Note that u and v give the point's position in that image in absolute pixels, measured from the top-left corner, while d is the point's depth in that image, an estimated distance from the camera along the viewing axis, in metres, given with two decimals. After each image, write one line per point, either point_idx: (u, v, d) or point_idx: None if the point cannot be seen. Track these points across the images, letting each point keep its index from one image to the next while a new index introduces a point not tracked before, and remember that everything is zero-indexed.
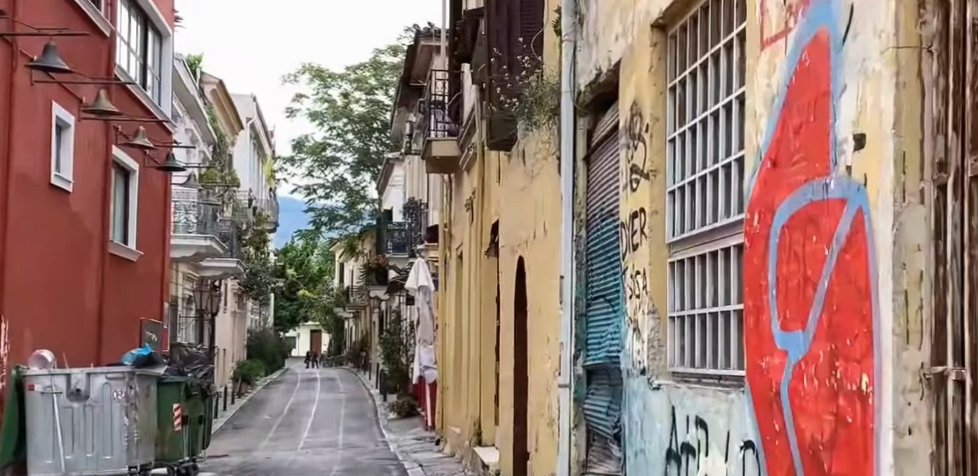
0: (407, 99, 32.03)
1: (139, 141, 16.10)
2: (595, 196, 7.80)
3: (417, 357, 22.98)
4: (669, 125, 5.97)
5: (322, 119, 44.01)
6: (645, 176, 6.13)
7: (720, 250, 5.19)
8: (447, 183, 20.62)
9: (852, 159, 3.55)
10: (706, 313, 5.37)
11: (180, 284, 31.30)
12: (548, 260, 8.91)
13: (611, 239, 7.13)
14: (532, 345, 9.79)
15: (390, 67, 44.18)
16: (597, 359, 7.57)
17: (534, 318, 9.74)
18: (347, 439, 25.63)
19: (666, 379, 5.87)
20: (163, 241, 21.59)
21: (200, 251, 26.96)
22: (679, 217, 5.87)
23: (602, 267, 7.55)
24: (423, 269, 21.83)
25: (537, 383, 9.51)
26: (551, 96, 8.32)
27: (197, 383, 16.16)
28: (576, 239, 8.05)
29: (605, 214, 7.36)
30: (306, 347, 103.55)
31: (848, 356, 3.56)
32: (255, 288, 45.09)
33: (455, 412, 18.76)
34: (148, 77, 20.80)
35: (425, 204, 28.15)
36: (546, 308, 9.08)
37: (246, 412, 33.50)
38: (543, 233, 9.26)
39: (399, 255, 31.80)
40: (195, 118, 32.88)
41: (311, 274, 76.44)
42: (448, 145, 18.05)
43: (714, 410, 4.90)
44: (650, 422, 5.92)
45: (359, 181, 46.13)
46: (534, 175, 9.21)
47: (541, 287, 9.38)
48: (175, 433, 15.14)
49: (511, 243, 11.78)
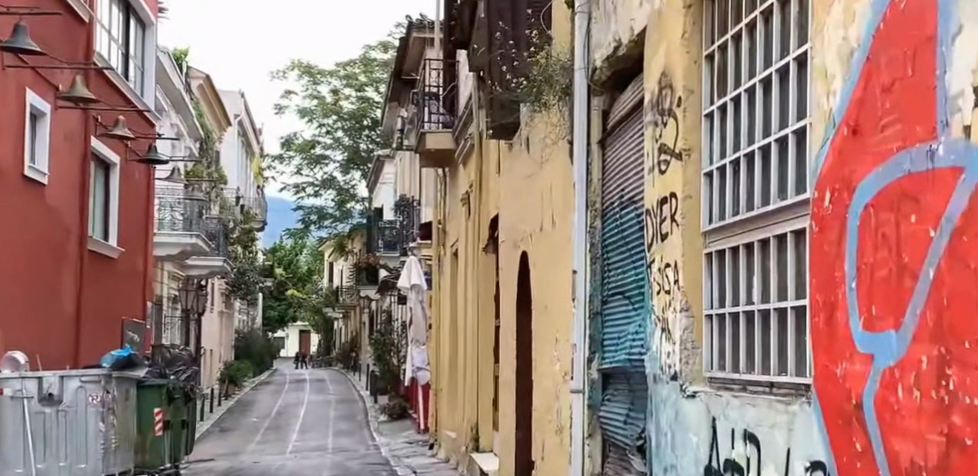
0: (399, 94, 31.39)
1: (118, 132, 15.35)
2: (612, 182, 7.11)
3: (410, 357, 22.23)
4: (705, 98, 5.25)
5: (312, 116, 43.29)
6: (676, 156, 5.42)
7: (772, 238, 4.49)
8: (441, 179, 19.94)
9: (971, 116, 2.85)
10: (753, 311, 4.66)
11: (165, 283, 30.53)
12: (557, 255, 8.23)
13: (633, 230, 6.44)
14: (538, 347, 9.11)
15: (381, 64, 43.66)
16: (616, 361, 6.89)
17: (540, 318, 9.08)
18: (337, 442, 24.89)
19: (702, 386, 5.18)
20: (146, 239, 20.84)
21: (186, 250, 26.17)
22: (717, 202, 5.16)
23: (621, 259, 6.85)
24: (416, 267, 21.11)
25: (544, 387, 8.83)
26: (562, 74, 7.62)
27: (179, 386, 15.41)
28: (590, 231, 7.35)
29: (625, 201, 6.66)
30: (295, 347, 102.80)
31: (964, 362, 2.85)
32: (242, 287, 44.30)
33: (450, 416, 18.06)
34: (131, 67, 20.04)
35: (417, 201, 27.46)
36: (554, 306, 8.38)
37: (233, 414, 32.74)
38: (551, 225, 8.59)
39: (391, 254, 31.12)
40: (181, 112, 32.11)
41: (301, 274, 75.70)
42: (443, 138, 17.37)
43: (768, 424, 4.19)
44: (685, 434, 5.21)
45: (349, 179, 45.41)
46: (541, 163, 8.54)
47: (548, 283, 8.71)
48: (155, 439, 14.42)
49: (512, 238, 11.14)
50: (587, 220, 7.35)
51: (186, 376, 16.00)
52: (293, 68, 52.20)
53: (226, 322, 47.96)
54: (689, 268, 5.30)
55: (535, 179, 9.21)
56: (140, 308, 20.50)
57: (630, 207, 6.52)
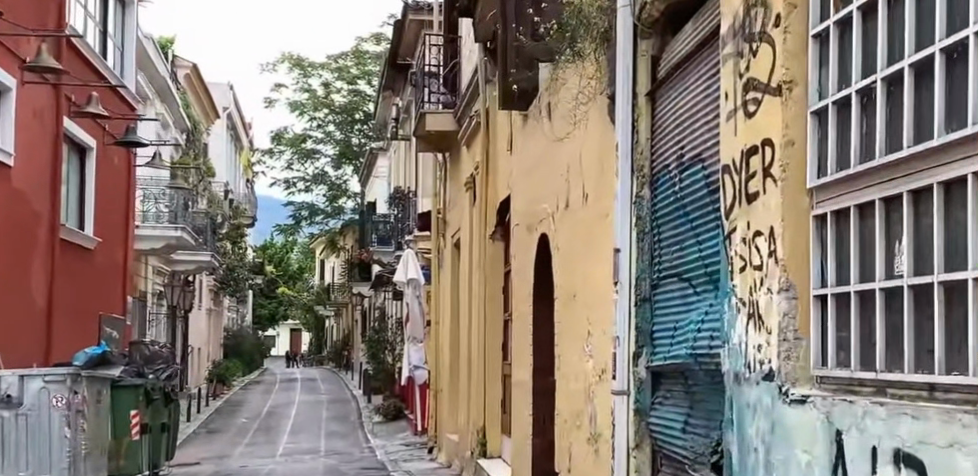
0: (394, 83, 30.17)
1: (92, 109, 14.10)
2: (665, 140, 5.91)
3: (406, 356, 20.56)
4: (812, 16, 4.03)
5: (302, 109, 42.06)
6: (772, 92, 4.20)
7: (930, 187, 3.27)
8: (440, 166, 18.76)
9: None
10: (897, 287, 3.44)
11: (149, 278, 29.28)
12: (593, 232, 7.04)
13: (699, 195, 5.25)
14: (567, 342, 7.95)
15: (373, 57, 42.36)
16: (672, 356, 5.72)
17: (568, 307, 7.92)
18: (329, 445, 23.65)
19: (811, 389, 3.97)
20: (127, 230, 19.61)
21: (171, 243, 24.91)
22: (824, 147, 3.95)
23: (678, 234, 5.67)
24: (413, 261, 19.88)
25: (575, 387, 7.67)
26: (601, 17, 6.44)
27: (158, 386, 14.17)
28: (637, 201, 6.15)
29: (686, 160, 5.45)
30: (285, 347, 101.57)
31: None
32: (231, 284, 43.06)
33: (451, 417, 16.87)
34: (109, 46, 18.77)
35: (413, 194, 26.20)
36: (587, 293, 7.21)
37: (222, 415, 31.53)
38: (581, 197, 7.42)
39: (385, 249, 29.86)
40: (167, 101, 30.80)
41: (292, 272, 74.43)
42: (445, 119, 16.19)
43: (947, 442, 2.97)
44: (789, 451, 3.98)
45: (341, 175, 44.11)
46: (571, 126, 7.36)
47: (579, 263, 7.53)
48: (132, 443, 13.21)
49: (528, 222, 9.94)
50: (634, 188, 6.16)
51: (165, 375, 14.77)
52: (285, 59, 50.99)
53: (214, 320, 46.68)
54: (792, 234, 4.08)
55: (560, 149, 8.04)
56: (120, 303, 19.29)
57: (692, 167, 5.35)
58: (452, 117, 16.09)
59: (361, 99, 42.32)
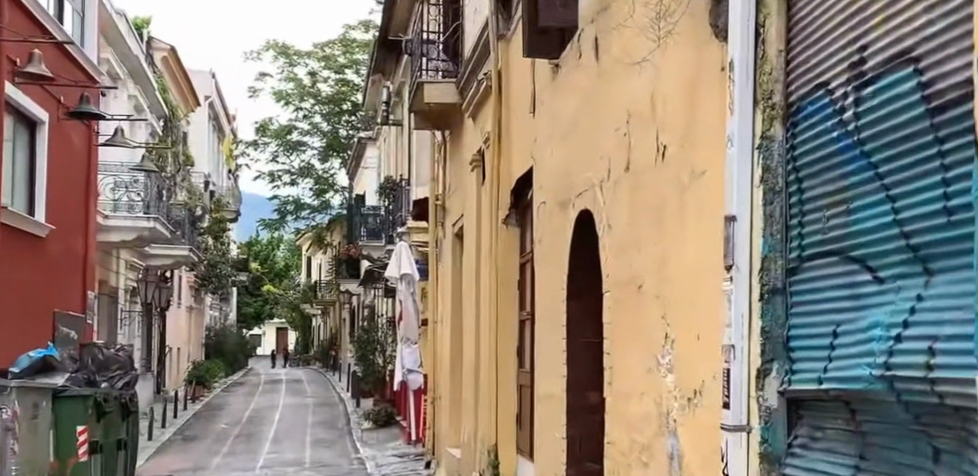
0: (384, 65, 28.13)
1: (35, 69, 12.10)
2: (810, 50, 3.91)
3: (400, 358, 18.66)
4: None
5: (288, 99, 39.99)
6: None
7: None
8: (440, 145, 16.77)
9: None
10: None
11: (121, 274, 27.23)
12: (676, 195, 5.09)
13: (900, 120, 3.27)
14: (628, 346, 6.02)
15: (361, 44, 40.19)
16: (830, 381, 3.72)
17: (629, 297, 6.00)
18: (315, 455, 21.59)
19: None
20: (88, 217, 17.54)
21: (143, 235, 22.82)
22: None
23: (847, 186, 3.66)
24: (406, 253, 17.81)
25: (641, 412, 5.70)
26: None
27: (112, 396, 12.09)
28: (766, 147, 4.14)
29: (870, 72, 3.44)
30: (271, 347, 99.45)
31: None
32: (213, 281, 40.98)
33: (453, 428, 14.92)
34: (66, 11, 16.69)
35: (406, 184, 24.23)
36: (667, 280, 5.24)
37: (201, 420, 29.49)
38: (650, 147, 5.52)
39: (374, 243, 27.95)
40: (140, 83, 28.67)
41: (276, 269, 72.23)
42: (445, 89, 14.19)
43: None
44: None
45: (328, 168, 41.99)
46: (651, 49, 5.42)
47: (649, 238, 5.59)
48: (78, 465, 11.09)
49: (561, 197, 8.04)
50: (758, 125, 4.17)
51: (123, 383, 12.66)
52: (270, 48, 48.93)
53: (195, 318, 44.56)
54: None
55: (620, 89, 6.13)
56: (79, 301, 17.27)
57: (881, 77, 3.36)
58: (455, 86, 14.04)
59: (349, 88, 40.14)
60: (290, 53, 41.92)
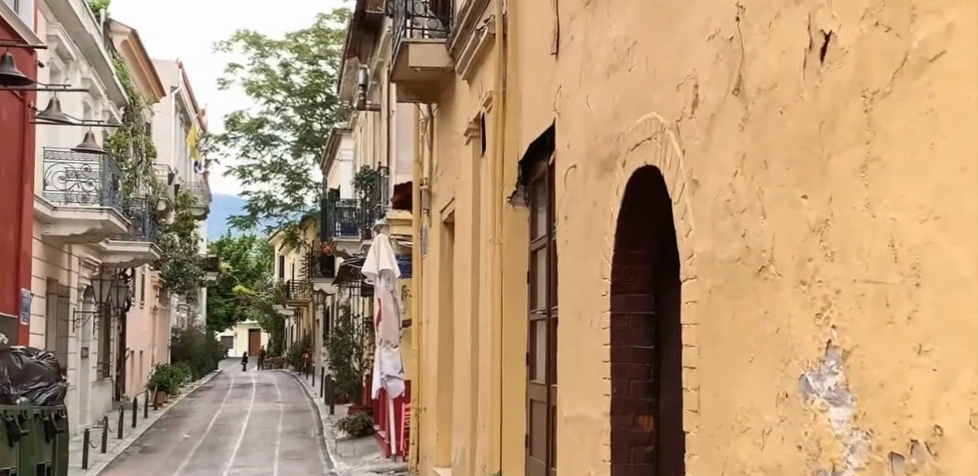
0: (361, 47, 26.03)
1: None
2: None
3: (379, 364, 16.38)
4: None
5: (258, 91, 37.72)
6: None
7: None
8: (426, 123, 14.71)
9: None
10: None
11: (74, 270, 25.07)
12: (857, 108, 3.07)
13: None
14: (738, 360, 4.02)
15: (336, 35, 38.00)
16: None
17: (743, 286, 3.98)
18: (283, 470, 19.46)
19: None
20: (20, 205, 15.40)
21: (95, 230, 20.56)
22: None
23: None
24: (385, 245, 15.72)
25: (775, 458, 3.66)
26: None
27: (30, 412, 10.00)
28: None
29: None
30: (242, 348, 96.65)
31: None
32: (179, 281, 38.65)
33: (443, 444, 12.88)
34: None
35: (386, 173, 22.12)
36: (837, 244, 3.21)
37: (161, 430, 27.26)
38: (790, 49, 3.51)
39: (349, 239, 25.84)
40: (96, 66, 26.45)
41: (247, 268, 69.72)
42: (436, 52, 12.14)
43: None
44: None
45: (301, 163, 39.76)
46: None
47: (786, 189, 3.58)
48: None
49: (602, 155, 6.02)
50: None
51: (46, 397, 10.59)
52: (241, 38, 46.69)
53: (160, 319, 42.20)
54: None
55: None
56: (11, 300, 15.14)
57: None
58: (446, 46, 12.01)
59: (323, 80, 37.98)
60: (261, 43, 39.68)
